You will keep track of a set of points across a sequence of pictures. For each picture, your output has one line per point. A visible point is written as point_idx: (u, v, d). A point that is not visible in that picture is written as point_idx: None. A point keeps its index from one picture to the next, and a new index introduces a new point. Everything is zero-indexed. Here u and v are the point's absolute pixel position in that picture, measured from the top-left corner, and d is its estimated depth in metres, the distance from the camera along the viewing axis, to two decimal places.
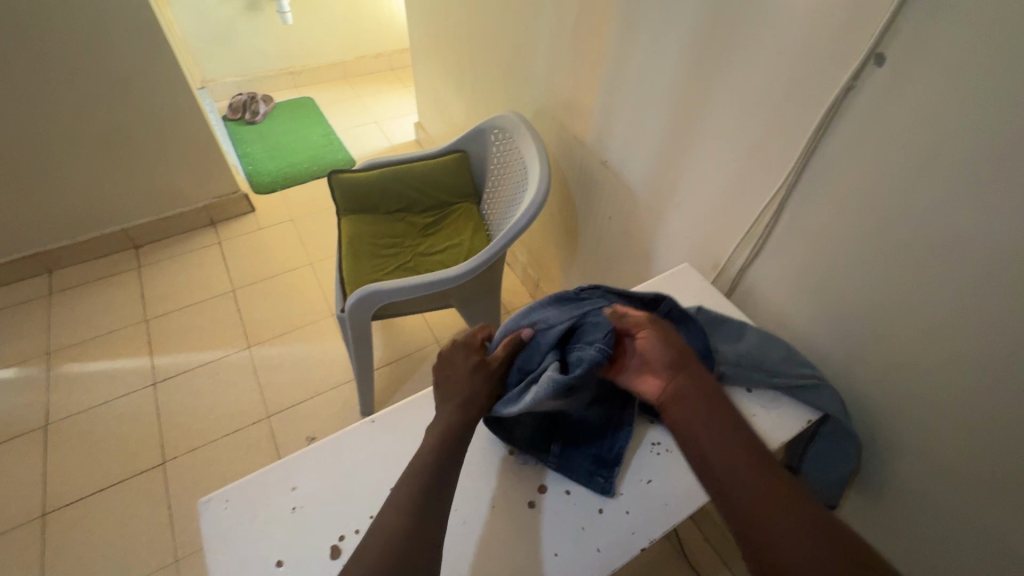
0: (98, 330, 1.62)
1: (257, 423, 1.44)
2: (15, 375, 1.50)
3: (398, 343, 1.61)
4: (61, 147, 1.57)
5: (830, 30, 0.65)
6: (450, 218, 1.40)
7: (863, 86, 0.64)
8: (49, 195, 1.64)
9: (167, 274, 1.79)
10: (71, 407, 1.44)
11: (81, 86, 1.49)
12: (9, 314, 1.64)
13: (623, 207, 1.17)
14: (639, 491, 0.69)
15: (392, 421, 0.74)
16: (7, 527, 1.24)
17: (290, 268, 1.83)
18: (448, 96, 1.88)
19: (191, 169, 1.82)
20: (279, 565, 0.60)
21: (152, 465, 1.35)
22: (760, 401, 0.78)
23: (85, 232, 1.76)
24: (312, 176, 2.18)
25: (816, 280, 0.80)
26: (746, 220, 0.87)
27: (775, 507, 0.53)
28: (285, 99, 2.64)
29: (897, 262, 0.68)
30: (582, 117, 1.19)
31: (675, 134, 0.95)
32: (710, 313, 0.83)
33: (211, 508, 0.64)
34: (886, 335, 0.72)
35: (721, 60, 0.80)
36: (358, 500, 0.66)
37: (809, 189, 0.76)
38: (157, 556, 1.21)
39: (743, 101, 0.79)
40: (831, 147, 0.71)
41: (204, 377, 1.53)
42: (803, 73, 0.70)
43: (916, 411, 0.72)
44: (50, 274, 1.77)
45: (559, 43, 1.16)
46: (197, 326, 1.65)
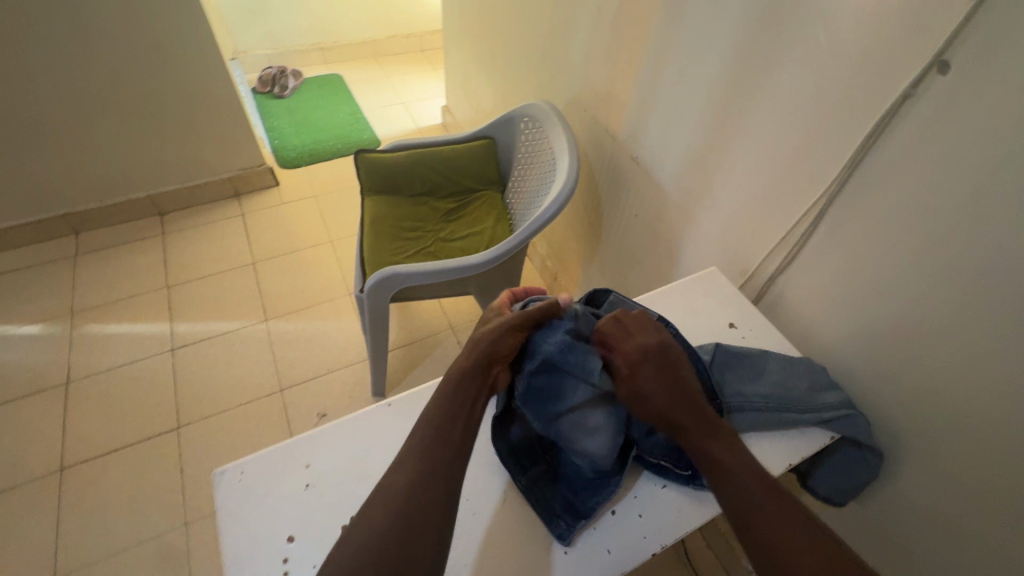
0: (121, 293, 1.65)
1: (269, 395, 1.45)
2: (40, 331, 1.53)
3: (413, 326, 1.61)
4: (94, 110, 1.58)
5: (894, 29, 0.61)
6: (472, 205, 1.38)
7: (923, 95, 0.60)
8: (81, 156, 1.66)
9: (189, 243, 1.81)
10: (92, 367, 1.47)
11: (116, 51, 1.50)
12: (36, 272, 1.68)
13: (651, 204, 1.13)
14: (639, 529, 0.63)
15: (409, 405, 0.72)
16: (25, 477, 1.27)
17: (309, 245, 1.83)
18: (478, 80, 1.85)
19: (218, 139, 1.82)
20: (289, 541, 0.60)
21: (166, 429, 1.37)
22: (783, 436, 0.72)
23: (113, 195, 1.78)
24: (337, 154, 2.17)
25: (850, 296, 0.75)
26: (780, 228, 0.83)
27: (790, 528, 0.53)
28: (315, 75, 2.64)
29: (941, 284, 0.63)
30: (615, 108, 1.16)
31: (713, 131, 0.91)
32: (727, 353, 0.75)
33: (226, 478, 0.64)
34: (922, 361, 0.68)
35: (770, 57, 0.76)
36: (371, 482, 0.65)
37: (851, 201, 0.72)
38: (166, 519, 1.23)
39: (791, 100, 0.75)
40: (880, 159, 0.66)
41: (221, 346, 1.54)
42: (859, 75, 0.66)
43: (946, 443, 0.67)
44: (77, 234, 1.80)
45: (598, 31, 1.12)
46: (215, 296, 1.66)
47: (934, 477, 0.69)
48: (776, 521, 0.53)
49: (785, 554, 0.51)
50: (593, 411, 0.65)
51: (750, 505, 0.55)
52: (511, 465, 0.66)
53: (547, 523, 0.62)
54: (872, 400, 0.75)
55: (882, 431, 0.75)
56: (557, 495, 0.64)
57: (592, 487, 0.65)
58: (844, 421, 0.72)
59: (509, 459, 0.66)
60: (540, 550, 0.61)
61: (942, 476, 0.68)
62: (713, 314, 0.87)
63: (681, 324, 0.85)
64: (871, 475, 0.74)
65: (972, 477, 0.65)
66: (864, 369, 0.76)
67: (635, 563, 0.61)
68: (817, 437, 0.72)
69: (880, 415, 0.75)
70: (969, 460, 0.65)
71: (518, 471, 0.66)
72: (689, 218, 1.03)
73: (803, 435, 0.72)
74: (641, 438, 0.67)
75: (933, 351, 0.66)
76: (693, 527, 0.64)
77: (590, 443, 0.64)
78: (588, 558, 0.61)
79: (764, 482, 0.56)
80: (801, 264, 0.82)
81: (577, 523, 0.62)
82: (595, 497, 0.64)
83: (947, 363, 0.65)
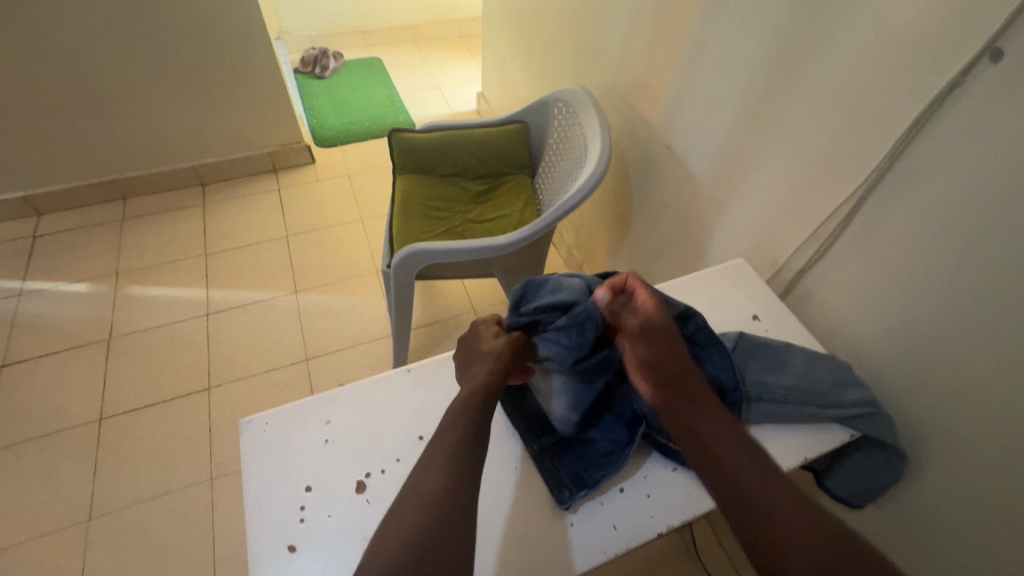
0: (163, 258, 1.72)
1: (295, 363, 1.50)
2: (87, 289, 1.62)
3: (436, 306, 1.63)
4: (146, 81, 1.65)
5: (948, 15, 0.59)
6: (502, 188, 1.38)
7: (972, 84, 0.58)
8: (132, 126, 1.73)
9: (228, 214, 1.87)
10: (132, 326, 1.54)
11: (169, 26, 1.56)
12: (86, 233, 1.77)
13: (682, 194, 1.12)
14: (644, 507, 0.64)
15: (428, 372, 0.74)
16: (68, 424, 1.35)
17: (341, 222, 1.87)
18: (514, 66, 1.85)
19: (260, 115, 1.88)
20: (307, 490, 0.62)
21: (198, 389, 1.43)
22: (801, 429, 0.71)
23: (159, 165, 1.86)
24: (372, 135, 2.21)
25: (882, 293, 0.73)
26: (814, 221, 0.81)
27: (782, 506, 0.52)
28: (355, 57, 2.68)
29: (979, 283, 0.61)
30: (651, 96, 1.14)
31: (750, 120, 0.89)
32: (750, 344, 0.75)
33: (251, 427, 0.67)
34: (953, 363, 0.66)
35: (814, 44, 0.74)
36: (386, 442, 0.67)
37: (890, 193, 0.69)
38: (193, 473, 1.29)
39: (833, 88, 0.73)
40: (922, 149, 0.64)
41: (253, 314, 1.59)
42: (906, 63, 0.64)
43: (973, 449, 0.65)
44: (124, 200, 1.88)
45: (638, 16, 1.11)
46: (249, 266, 1.72)
47: (959, 483, 0.67)
48: (767, 500, 0.53)
49: (777, 535, 0.50)
50: (550, 372, 0.68)
51: (741, 485, 0.54)
52: (523, 433, 0.68)
53: (552, 491, 0.63)
54: (899, 400, 0.73)
55: (908, 433, 0.72)
56: (564, 464, 0.65)
57: (598, 462, 0.65)
58: (868, 419, 0.70)
59: (523, 427, 0.69)
60: (548, 519, 0.62)
61: (967, 482, 0.66)
62: (738, 306, 0.86)
63: (704, 313, 0.85)
64: (894, 477, 0.72)
65: (999, 484, 0.63)
66: (893, 368, 0.73)
67: (640, 541, 0.62)
68: (836, 433, 0.71)
69: (906, 416, 0.73)
70: (996, 468, 0.63)
71: (529, 437, 0.68)
72: (720, 209, 1.01)
73: (822, 430, 0.71)
74: (648, 412, 0.66)
75: (967, 352, 0.64)
76: (702, 510, 0.64)
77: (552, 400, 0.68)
78: (590, 527, 0.62)
79: (756, 462, 0.55)
80: (833, 258, 0.80)
81: (579, 492, 0.63)
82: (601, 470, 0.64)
83: (980, 365, 0.62)
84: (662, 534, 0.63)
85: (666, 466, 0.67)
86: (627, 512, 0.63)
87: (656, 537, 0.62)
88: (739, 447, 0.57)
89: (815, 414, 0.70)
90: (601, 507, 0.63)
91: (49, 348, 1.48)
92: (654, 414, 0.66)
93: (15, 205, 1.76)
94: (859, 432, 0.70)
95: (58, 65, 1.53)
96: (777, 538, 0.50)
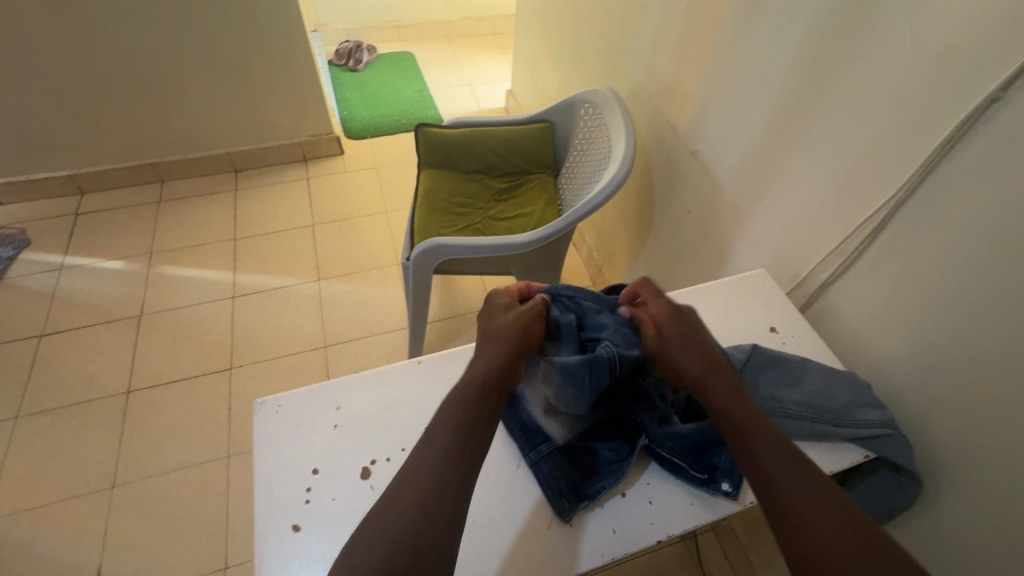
0: (194, 240, 1.78)
1: (314, 349, 1.53)
2: (123, 267, 1.68)
3: (454, 301, 1.65)
4: (186, 69, 1.71)
5: (991, 28, 0.56)
6: (525, 187, 1.39)
7: (1012, 99, 0.55)
8: (171, 111, 1.80)
9: (258, 200, 1.92)
10: (163, 304, 1.60)
11: (212, 16, 1.61)
12: (124, 213, 1.84)
13: (705, 200, 1.10)
14: (644, 514, 0.63)
15: (437, 365, 0.75)
16: (98, 394, 1.41)
17: (366, 213, 1.90)
18: (544, 65, 1.84)
19: (294, 106, 1.92)
20: (314, 473, 0.64)
21: (220, 368, 1.48)
22: (814, 447, 0.69)
23: (195, 150, 1.92)
24: (401, 129, 2.24)
25: (907, 312, 0.71)
26: (839, 234, 0.79)
27: (826, 520, 0.49)
28: (389, 51, 2.72)
29: (1011, 308, 0.58)
30: (679, 100, 1.13)
31: (779, 127, 0.87)
32: (764, 358, 0.73)
33: (265, 408, 0.69)
34: (977, 390, 0.63)
35: (849, 52, 0.72)
36: (394, 431, 0.68)
37: (920, 209, 0.67)
38: (212, 450, 1.33)
39: (866, 99, 0.71)
40: (957, 163, 0.62)
41: (277, 299, 1.64)
42: (943, 78, 0.62)
43: (993, 481, 0.62)
44: (162, 183, 1.95)
45: (670, 19, 1.09)
46: (276, 252, 1.76)
47: (977, 511, 0.65)
48: (808, 512, 0.50)
49: (815, 543, 0.48)
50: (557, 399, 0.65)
51: (783, 494, 0.52)
52: (521, 442, 0.67)
53: (552, 501, 0.62)
54: (918, 424, 0.71)
55: (927, 458, 0.70)
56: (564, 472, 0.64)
57: (601, 473, 0.65)
58: (887, 440, 0.68)
59: (521, 436, 0.67)
60: (547, 520, 0.62)
61: (986, 511, 0.64)
62: (756, 317, 0.84)
63: (720, 323, 0.83)
64: (907, 502, 0.70)
65: (1019, 515, 0.60)
66: (916, 390, 0.71)
67: (640, 546, 0.61)
68: (851, 453, 0.69)
69: (927, 440, 0.70)
70: (1017, 502, 0.60)
71: (526, 446, 0.66)
72: (744, 216, 0.99)
73: (836, 449, 0.69)
74: (652, 426, 0.66)
75: (994, 377, 0.61)
76: (705, 521, 0.64)
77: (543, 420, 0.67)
78: (593, 527, 0.62)
79: (801, 471, 0.53)
80: (859, 272, 0.78)
81: (579, 504, 0.62)
82: (601, 480, 0.64)
83: (1009, 391, 0.59)
84: (660, 542, 0.62)
85: (669, 476, 0.66)
86: (628, 518, 0.63)
87: (655, 545, 0.62)
88: (783, 454, 0.54)
89: (829, 432, 0.68)
90: (603, 515, 0.63)
91: (85, 321, 1.55)
92: (656, 426, 0.66)
93: (60, 183, 1.84)
94: (875, 453, 0.68)
95: (105, 51, 1.59)
96: (810, 544, 0.48)
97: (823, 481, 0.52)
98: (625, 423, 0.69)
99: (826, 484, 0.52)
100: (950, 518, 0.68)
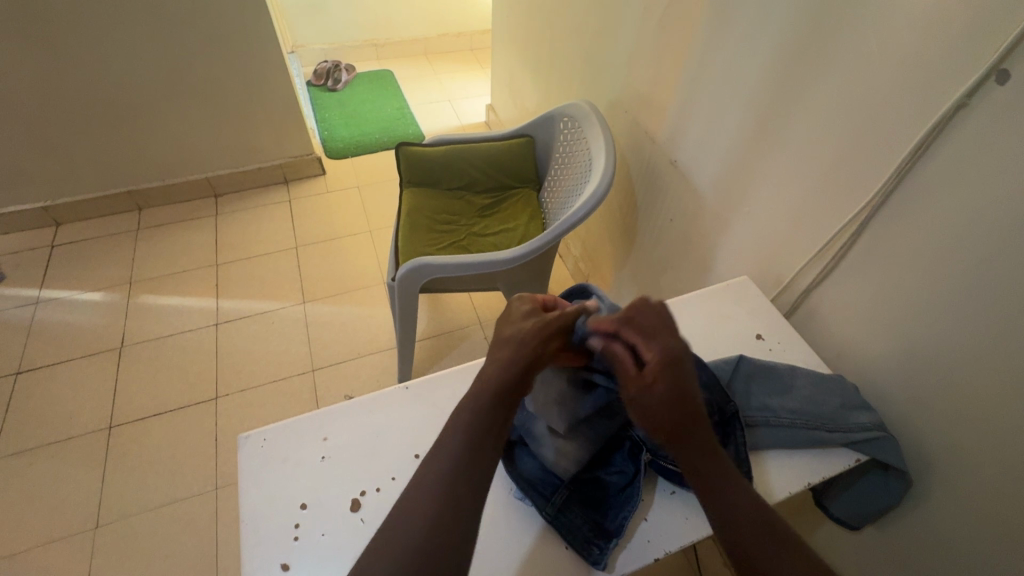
0: (174, 268, 1.75)
1: (302, 373, 1.51)
2: (101, 298, 1.65)
3: (442, 318, 1.64)
4: (163, 94, 1.69)
5: (952, 39, 0.58)
6: (508, 202, 1.39)
7: (977, 107, 0.57)
8: (149, 139, 1.78)
9: (240, 224, 1.90)
10: (144, 335, 1.57)
11: (187, 43, 1.60)
12: (102, 243, 1.81)
13: (687, 209, 1.11)
14: (643, 535, 0.62)
15: (425, 389, 0.74)
16: (79, 431, 1.37)
17: (350, 233, 1.89)
18: (522, 79, 1.86)
19: (273, 128, 1.91)
20: (302, 508, 0.62)
21: (206, 398, 1.45)
22: (809, 455, 0.69)
23: (174, 176, 1.90)
24: (382, 146, 2.24)
25: (889, 316, 0.72)
26: (819, 239, 0.80)
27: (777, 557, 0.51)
28: (367, 70, 2.73)
29: (989, 309, 0.59)
30: (656, 112, 1.14)
31: (755, 137, 0.88)
32: (755, 368, 0.74)
33: (249, 443, 0.67)
34: (959, 390, 0.64)
35: (818, 63, 0.74)
36: (383, 459, 0.67)
37: (895, 213, 0.68)
38: (199, 483, 1.30)
39: (837, 108, 0.73)
40: (930, 168, 0.63)
41: (261, 324, 1.61)
42: (910, 86, 0.63)
43: (982, 481, 0.63)
44: (140, 210, 1.92)
45: (644, 33, 1.11)
46: (259, 276, 1.74)
47: (969, 511, 0.65)
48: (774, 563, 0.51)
49: None
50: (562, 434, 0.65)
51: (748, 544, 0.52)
52: (533, 497, 0.63)
53: (581, 550, 0.60)
54: (905, 426, 0.71)
55: (918, 460, 0.70)
56: (582, 516, 0.62)
57: (616, 502, 0.64)
58: (877, 443, 0.69)
59: (530, 493, 0.63)
60: (543, 545, 0.61)
61: (977, 512, 0.64)
62: (741, 324, 0.85)
63: (709, 334, 0.83)
64: (893, 501, 0.70)
65: (1009, 514, 0.61)
66: (900, 392, 0.71)
67: (641, 566, 0.61)
68: (842, 457, 0.69)
69: (914, 441, 0.70)
70: (1007, 502, 0.60)
71: (540, 500, 0.62)
72: (726, 224, 1.00)
73: (830, 453, 0.69)
74: (648, 437, 0.66)
75: (975, 377, 0.62)
76: (702, 534, 0.63)
77: (549, 447, 0.65)
78: (624, 562, 0.61)
79: (761, 514, 0.53)
80: (839, 277, 0.79)
81: (609, 546, 0.60)
82: (619, 511, 0.63)
83: (990, 390, 0.60)
84: (659, 560, 0.62)
85: (665, 493, 0.66)
86: (635, 543, 0.62)
87: (653, 563, 0.61)
88: (742, 494, 0.55)
89: (822, 438, 0.68)
90: (630, 548, 0.61)
91: (63, 355, 1.51)
92: (653, 437, 0.65)
93: (34, 215, 1.80)
94: (868, 456, 0.69)
95: (79, 82, 1.58)
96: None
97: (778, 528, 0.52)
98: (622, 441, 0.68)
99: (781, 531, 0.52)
100: (943, 520, 0.68)
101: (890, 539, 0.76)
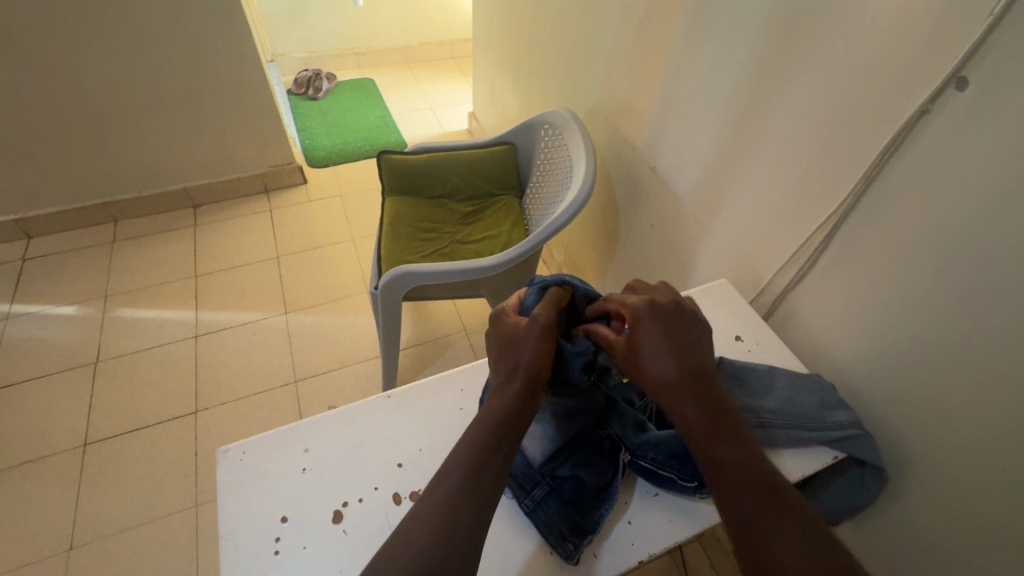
0: (151, 280, 1.72)
1: (284, 386, 1.49)
2: (75, 313, 1.61)
3: (427, 326, 1.63)
4: (138, 103, 1.67)
5: (915, 47, 0.60)
6: (491, 209, 1.39)
7: (939, 112, 0.59)
8: (125, 149, 1.75)
9: (219, 234, 1.88)
10: (120, 349, 1.53)
11: (164, 52, 1.59)
12: (77, 255, 1.77)
13: (667, 213, 1.13)
14: (623, 535, 0.63)
15: (408, 397, 0.74)
16: (52, 450, 1.33)
17: (332, 242, 1.87)
18: (503, 87, 1.87)
19: (253, 137, 1.89)
20: (282, 521, 0.61)
21: (185, 413, 1.42)
22: (790, 455, 0.70)
23: (150, 187, 1.87)
24: (365, 154, 2.23)
25: (863, 317, 0.73)
26: (794, 242, 0.82)
27: (782, 530, 0.49)
28: (349, 78, 2.72)
29: (957, 307, 0.61)
30: (635, 118, 1.16)
31: (731, 143, 0.90)
32: (736, 368, 0.75)
33: (228, 456, 0.66)
34: (932, 388, 0.65)
35: (791, 71, 0.76)
36: (366, 470, 0.66)
37: (866, 215, 0.70)
38: (179, 499, 1.27)
39: (809, 115, 0.74)
40: (898, 171, 0.65)
41: (242, 336, 1.59)
42: (877, 94, 0.65)
43: (958, 476, 0.64)
44: (115, 222, 1.89)
45: (622, 41, 1.13)
46: (240, 287, 1.72)
47: (946, 507, 0.66)
48: (779, 533, 0.49)
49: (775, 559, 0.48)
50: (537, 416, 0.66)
51: (751, 517, 0.51)
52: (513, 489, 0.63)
53: (556, 547, 0.60)
54: (882, 424, 0.73)
55: (895, 457, 0.71)
56: (561, 515, 0.62)
57: (594, 502, 0.63)
58: (856, 441, 0.70)
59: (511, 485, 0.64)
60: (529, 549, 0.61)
61: (953, 505, 0.65)
62: (720, 326, 0.86)
63: None
64: (869, 499, 0.73)
65: (985, 508, 0.62)
66: (875, 391, 0.73)
67: (623, 566, 0.61)
68: (821, 455, 0.70)
69: (891, 439, 0.71)
70: (979, 494, 0.62)
71: (520, 494, 0.63)
72: (704, 229, 1.02)
73: (810, 451, 0.70)
74: (628, 436, 0.66)
75: (948, 374, 0.63)
76: (688, 536, 0.63)
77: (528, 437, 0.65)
78: (605, 561, 0.61)
79: (766, 483, 0.53)
80: (817, 278, 0.80)
81: (584, 543, 0.60)
82: (597, 511, 0.63)
83: (960, 387, 0.62)
84: (643, 563, 0.62)
85: (649, 494, 0.66)
86: (615, 543, 0.62)
87: (637, 565, 0.61)
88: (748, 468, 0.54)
89: (803, 437, 0.69)
90: (611, 551, 0.62)
91: (34, 372, 1.46)
92: (633, 437, 0.66)
93: (4, 228, 1.75)
94: (845, 453, 0.70)
95: (51, 91, 1.55)
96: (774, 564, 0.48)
97: (787, 498, 0.52)
98: (601, 440, 0.67)
99: (789, 502, 0.52)
100: (920, 516, 0.70)
101: (869, 537, 0.78)
